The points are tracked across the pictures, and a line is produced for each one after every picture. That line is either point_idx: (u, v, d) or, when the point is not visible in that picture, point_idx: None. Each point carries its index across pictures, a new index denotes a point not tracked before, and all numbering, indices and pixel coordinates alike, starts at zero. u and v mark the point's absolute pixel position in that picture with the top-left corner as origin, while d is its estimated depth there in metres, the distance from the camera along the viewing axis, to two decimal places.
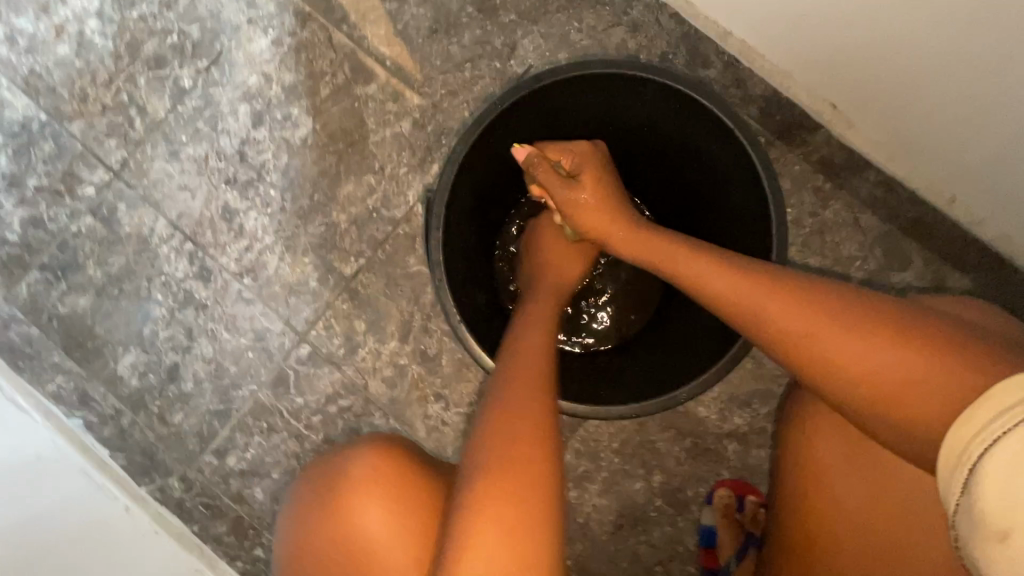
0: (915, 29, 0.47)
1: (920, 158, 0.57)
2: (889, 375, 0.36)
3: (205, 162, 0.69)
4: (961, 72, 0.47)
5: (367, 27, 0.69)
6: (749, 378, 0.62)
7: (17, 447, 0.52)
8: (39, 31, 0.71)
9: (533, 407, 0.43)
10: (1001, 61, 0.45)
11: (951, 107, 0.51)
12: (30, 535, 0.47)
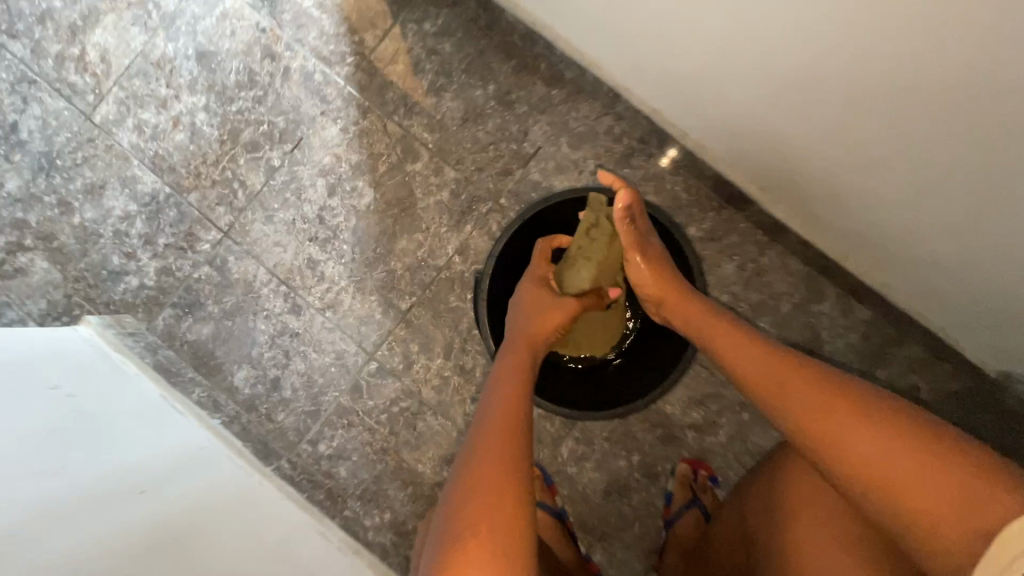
0: (892, 113, 0.56)
1: (847, 229, 0.75)
2: (907, 484, 0.42)
3: (293, 224, 0.91)
4: (925, 150, 0.57)
5: (413, 117, 0.90)
6: (704, 384, 0.84)
7: (185, 442, 0.76)
8: (161, 122, 0.93)
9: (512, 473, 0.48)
10: (970, 139, 0.53)
11: (912, 182, 0.61)
12: (213, 491, 0.70)
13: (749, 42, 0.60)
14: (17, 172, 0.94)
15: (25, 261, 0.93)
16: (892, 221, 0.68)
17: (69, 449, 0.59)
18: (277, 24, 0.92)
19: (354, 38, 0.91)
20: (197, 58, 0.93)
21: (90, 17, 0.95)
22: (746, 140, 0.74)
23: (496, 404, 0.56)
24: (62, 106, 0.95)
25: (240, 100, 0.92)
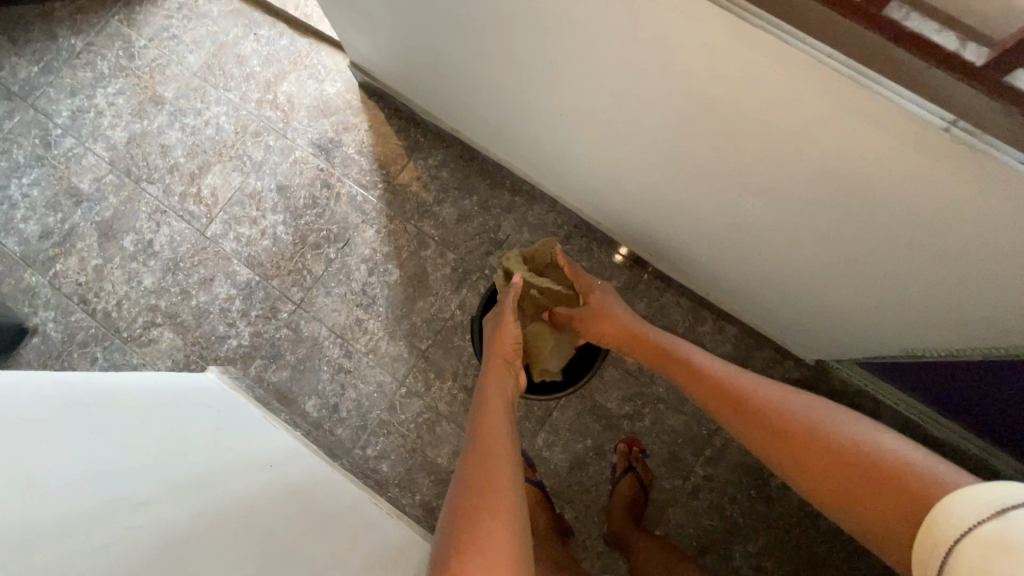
0: (778, 248, 0.82)
1: (767, 298, 1.03)
2: (882, 497, 0.55)
3: (345, 296, 1.33)
4: (801, 264, 0.83)
5: (424, 220, 1.35)
6: (631, 386, 1.24)
7: (279, 444, 1.10)
8: (253, 233, 1.37)
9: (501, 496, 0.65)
10: (823, 263, 0.78)
11: (808, 281, 0.86)
12: (303, 475, 1.04)
13: (676, 196, 0.89)
14: (151, 272, 1.37)
15: (156, 334, 1.34)
16: (719, 277, 1.10)
17: (225, 447, 0.95)
18: (331, 166, 1.39)
19: (383, 171, 1.38)
20: (277, 190, 1.39)
21: (205, 167, 1.41)
22: (633, 230, 1.18)
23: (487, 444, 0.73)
24: (184, 226, 1.39)
25: (307, 215, 1.37)
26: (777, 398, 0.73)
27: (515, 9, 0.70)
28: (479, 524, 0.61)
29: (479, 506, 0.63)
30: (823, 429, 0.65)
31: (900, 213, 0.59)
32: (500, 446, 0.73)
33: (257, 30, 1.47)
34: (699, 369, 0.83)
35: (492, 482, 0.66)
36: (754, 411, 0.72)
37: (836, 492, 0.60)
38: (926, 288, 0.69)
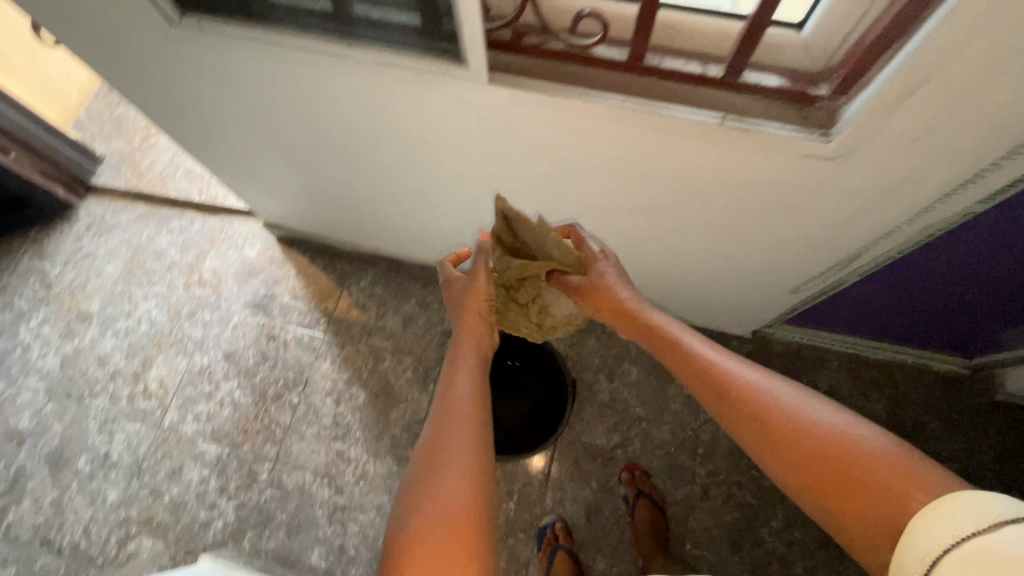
0: (668, 255, 0.97)
1: (683, 298, 1.17)
2: (876, 507, 0.53)
3: (319, 433, 1.34)
4: (690, 261, 0.97)
5: (373, 336, 1.42)
6: (611, 416, 1.31)
7: None
8: (211, 407, 1.38)
9: (462, 481, 0.61)
10: (705, 254, 0.93)
11: (704, 274, 1.01)
12: None
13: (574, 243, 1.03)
14: (115, 485, 1.32)
15: (134, 546, 1.27)
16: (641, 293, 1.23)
17: None
18: (271, 319, 1.45)
19: (321, 306, 1.46)
20: (225, 358, 1.42)
21: (147, 362, 1.43)
22: None
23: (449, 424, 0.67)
24: (139, 426, 1.37)
25: (261, 372, 1.40)
26: (766, 386, 0.67)
27: (394, 140, 0.86)
28: (436, 476, 0.61)
29: (434, 482, 0.60)
30: (814, 424, 0.61)
31: (731, 194, 0.74)
32: (461, 401, 0.70)
33: (168, 224, 1.57)
34: (684, 349, 0.75)
35: (448, 460, 0.62)
36: (744, 398, 0.66)
37: (827, 492, 0.57)
38: (784, 249, 0.85)
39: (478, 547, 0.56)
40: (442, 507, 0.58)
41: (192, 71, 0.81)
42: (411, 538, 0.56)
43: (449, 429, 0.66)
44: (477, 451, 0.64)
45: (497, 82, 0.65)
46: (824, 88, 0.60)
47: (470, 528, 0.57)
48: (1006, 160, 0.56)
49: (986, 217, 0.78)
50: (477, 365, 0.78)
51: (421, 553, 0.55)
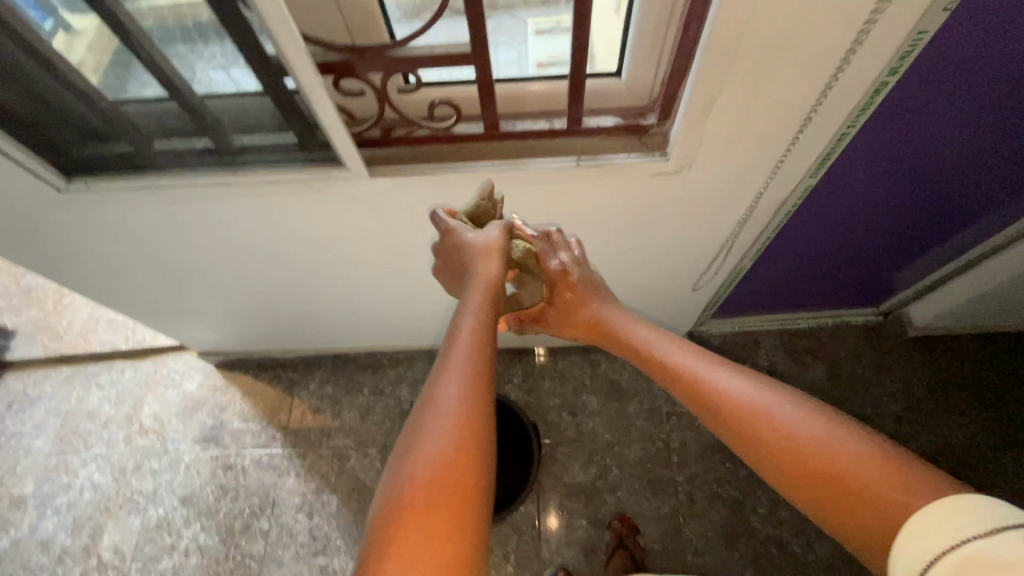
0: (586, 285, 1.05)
1: None
2: (879, 509, 0.47)
3: (298, 553, 1.27)
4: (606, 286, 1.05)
5: (334, 436, 1.40)
6: (583, 449, 1.33)
7: None
8: (176, 560, 1.29)
9: (460, 450, 0.48)
10: (616, 277, 1.02)
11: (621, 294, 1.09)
12: None
13: None
14: None
15: None
16: None
17: None
18: (224, 448, 1.40)
19: (274, 421, 1.43)
20: (182, 503, 1.35)
21: (96, 531, 1.33)
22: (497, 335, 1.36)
23: (452, 382, 0.53)
24: None
25: (224, 506, 1.33)
26: (749, 386, 0.59)
27: (304, 244, 0.90)
28: (429, 436, 0.49)
29: (428, 441, 0.49)
30: (818, 413, 0.54)
31: (611, 220, 0.83)
32: (462, 357, 0.55)
33: (96, 380, 1.51)
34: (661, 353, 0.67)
35: (449, 422, 0.50)
36: (726, 403, 0.58)
37: (833, 503, 0.49)
38: (678, 256, 0.94)
39: (474, 521, 0.46)
40: (434, 473, 0.47)
41: (90, 228, 0.84)
42: (397, 506, 0.46)
43: (446, 391, 0.52)
44: (478, 414, 0.51)
45: (379, 174, 0.72)
46: (650, 117, 0.72)
47: (466, 499, 0.47)
48: (800, 137, 0.67)
49: (826, 187, 0.89)
50: (486, 317, 0.61)
51: (402, 526, 0.45)
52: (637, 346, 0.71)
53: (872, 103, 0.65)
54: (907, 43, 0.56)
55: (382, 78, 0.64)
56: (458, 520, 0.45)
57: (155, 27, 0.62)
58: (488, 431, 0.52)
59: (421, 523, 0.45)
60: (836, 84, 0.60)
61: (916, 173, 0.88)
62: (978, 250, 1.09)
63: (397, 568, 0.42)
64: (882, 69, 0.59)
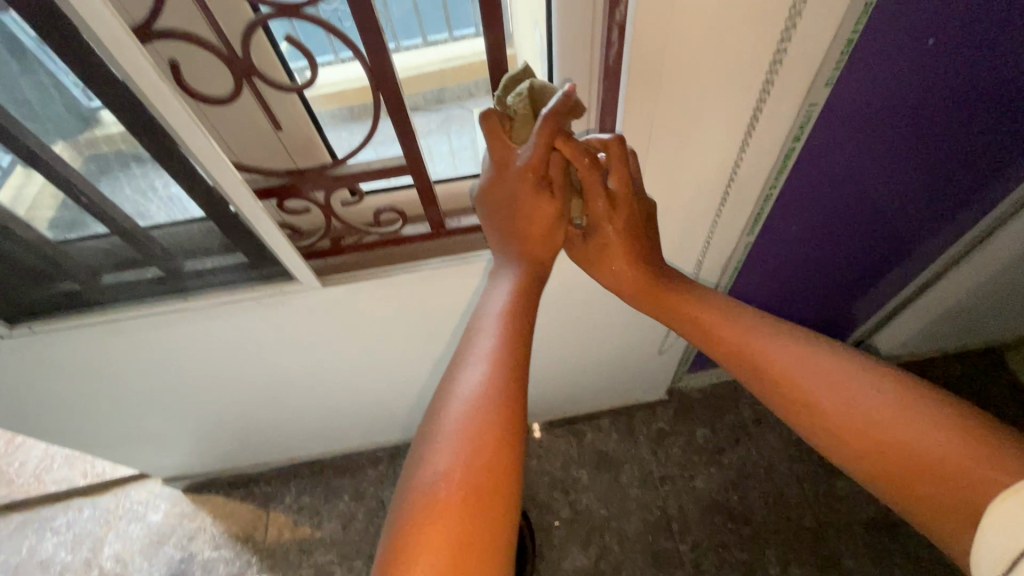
0: (555, 359, 1.05)
1: (590, 387, 1.23)
2: (957, 482, 0.47)
3: None
4: (575, 357, 1.06)
5: (315, 553, 1.30)
6: (578, 529, 1.26)
7: None
8: None
9: (491, 448, 0.48)
10: (583, 348, 1.02)
11: (591, 363, 1.09)
12: None
13: None
14: None
15: None
16: (555, 400, 1.28)
17: None
18: None
19: (249, 544, 1.33)
20: None
21: None
22: None
23: (481, 379, 0.51)
24: None
25: None
26: (810, 360, 0.57)
27: (263, 357, 0.89)
28: (456, 422, 0.49)
29: (458, 436, 0.48)
30: (879, 381, 0.54)
31: (566, 296, 0.85)
32: (492, 344, 0.54)
33: (52, 524, 1.40)
34: (715, 320, 0.63)
35: (482, 416, 0.49)
36: (790, 377, 0.57)
37: (902, 475, 0.50)
38: (639, 322, 0.96)
39: (502, 508, 0.46)
40: (459, 462, 0.47)
41: (32, 370, 0.81)
42: (422, 492, 0.46)
43: (473, 387, 0.51)
44: (507, 399, 0.50)
45: (331, 282, 0.74)
46: None
47: (495, 486, 0.46)
48: (724, 202, 0.71)
49: (760, 250, 0.90)
50: (522, 300, 0.58)
51: (435, 523, 0.44)
52: (680, 311, 0.65)
53: (785, 166, 0.70)
54: (802, 114, 0.62)
55: (325, 196, 0.66)
56: (494, 521, 0.45)
57: (88, 164, 0.63)
58: (519, 419, 0.50)
59: (455, 519, 0.44)
60: (749, 153, 0.64)
61: (842, 232, 0.89)
62: (910, 287, 1.11)
63: (422, 552, 0.43)
64: (786, 137, 0.64)
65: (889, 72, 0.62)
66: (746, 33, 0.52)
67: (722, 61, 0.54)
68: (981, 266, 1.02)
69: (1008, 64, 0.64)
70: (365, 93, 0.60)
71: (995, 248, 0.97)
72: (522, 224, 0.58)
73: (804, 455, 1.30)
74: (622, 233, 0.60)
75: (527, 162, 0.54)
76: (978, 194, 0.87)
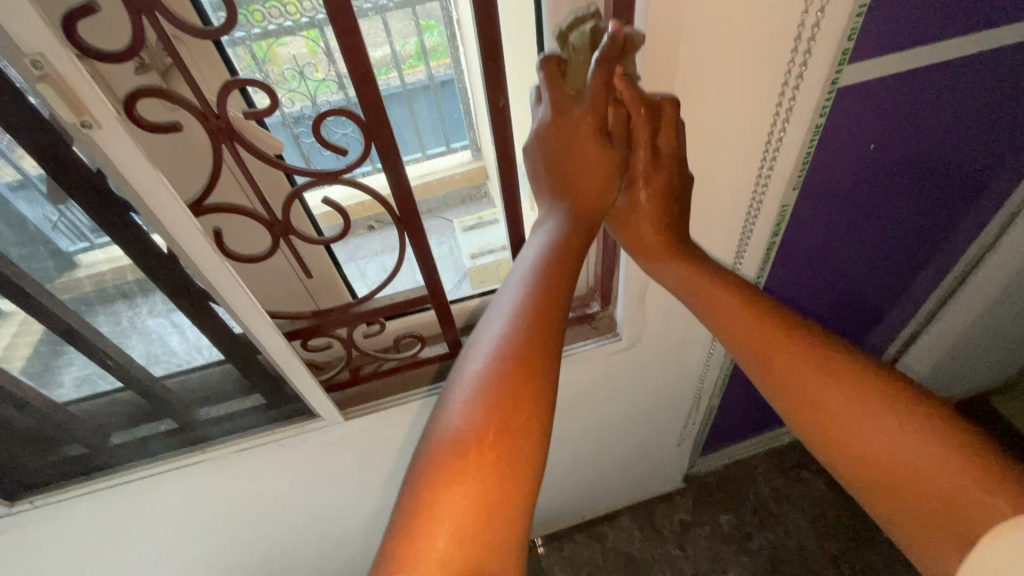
0: (573, 463, 1.03)
1: (608, 487, 1.19)
2: (965, 504, 0.42)
3: None
4: (593, 458, 1.04)
5: None
6: None
7: None
8: None
9: (518, 415, 0.41)
10: (600, 448, 1.01)
11: (608, 462, 1.08)
12: None
13: None
14: None
15: None
16: (573, 506, 1.23)
17: None
18: None
19: None
20: None
21: None
22: None
23: (511, 340, 0.43)
24: None
25: None
26: (855, 355, 0.50)
27: (274, 503, 0.84)
28: (480, 379, 0.42)
29: (479, 395, 0.41)
30: (917, 391, 0.47)
31: (582, 400, 0.85)
32: (519, 295, 0.46)
33: None
34: (730, 302, 0.54)
35: (509, 379, 0.41)
36: (833, 364, 0.49)
37: (909, 488, 0.44)
38: (653, 415, 0.96)
39: (525, 472, 0.40)
40: (476, 420, 0.40)
41: (18, 564, 0.73)
42: (432, 452, 0.40)
43: (498, 346, 0.43)
44: (535, 359, 0.43)
45: (352, 415, 0.73)
46: (593, 305, 0.79)
47: (520, 448, 0.40)
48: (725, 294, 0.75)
49: None
50: (556, 248, 0.48)
51: (446, 482, 0.38)
52: (700, 293, 0.55)
53: (769, 258, 0.74)
54: (777, 215, 0.67)
55: (347, 332, 0.68)
56: (514, 495, 0.39)
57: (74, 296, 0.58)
58: (546, 394, 0.42)
59: (472, 489, 0.38)
60: (748, 244, 0.69)
61: (817, 300, 0.87)
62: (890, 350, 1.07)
63: (432, 516, 0.37)
64: (766, 233, 0.69)
65: (840, 159, 0.65)
66: (724, 148, 0.57)
67: (710, 171, 0.58)
68: (949, 325, 1.01)
69: (944, 135, 0.67)
70: (377, 210, 0.65)
71: (960, 305, 0.97)
72: (573, 177, 0.50)
73: (831, 530, 1.27)
74: (656, 195, 0.53)
75: (589, 103, 0.47)
76: (936, 257, 0.88)
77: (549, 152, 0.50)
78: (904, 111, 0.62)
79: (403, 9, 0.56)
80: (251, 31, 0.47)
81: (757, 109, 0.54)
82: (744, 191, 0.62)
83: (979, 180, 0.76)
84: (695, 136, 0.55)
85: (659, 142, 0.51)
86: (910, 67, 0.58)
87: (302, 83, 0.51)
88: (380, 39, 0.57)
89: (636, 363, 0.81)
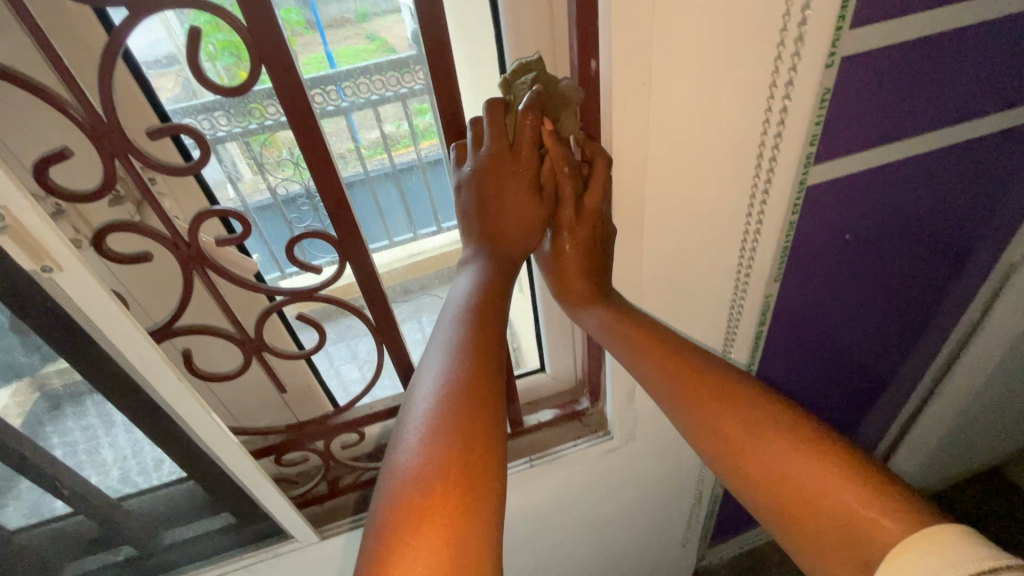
0: (571, 568, 0.95)
1: None
2: (861, 527, 0.38)
3: None
4: (593, 562, 0.97)
5: None
6: None
7: None
8: None
9: (479, 459, 0.36)
10: (599, 551, 0.94)
11: (610, 565, 1.00)
12: None
13: None
14: None
15: None
16: None
17: None
18: None
19: None
20: None
21: None
22: None
23: (458, 376, 0.39)
24: None
25: None
26: (746, 380, 0.47)
27: None
28: (433, 422, 0.37)
29: (435, 439, 0.36)
30: (800, 412, 0.44)
31: (575, 501, 0.80)
32: (457, 324, 0.42)
33: None
34: (633, 333, 0.50)
35: (462, 419, 0.37)
36: (729, 392, 0.46)
37: (810, 515, 0.40)
38: (653, 513, 0.91)
39: (493, 525, 0.34)
40: (433, 462, 0.35)
41: None
42: (384, 509, 0.33)
43: (445, 385, 0.38)
44: (486, 390, 0.39)
45: (327, 533, 0.67)
46: (582, 402, 0.77)
47: (487, 499, 0.35)
48: None
49: None
50: (494, 280, 0.46)
51: (409, 548, 0.32)
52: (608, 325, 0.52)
53: (759, 345, 0.73)
54: (762, 306, 0.67)
55: (324, 444, 0.65)
56: (485, 557, 0.33)
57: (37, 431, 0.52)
58: (499, 431, 0.38)
59: (440, 551, 0.32)
60: (736, 332, 0.68)
61: (812, 381, 0.85)
62: (899, 422, 1.04)
63: None
64: (753, 323, 0.68)
65: (819, 250, 0.65)
66: (700, 245, 0.57)
67: (688, 263, 0.59)
68: (952, 401, 0.97)
69: (918, 218, 0.68)
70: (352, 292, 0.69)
71: (959, 382, 0.94)
72: (501, 224, 0.47)
73: None
74: (581, 249, 0.51)
75: (522, 155, 0.46)
76: (928, 330, 0.86)
77: (482, 202, 0.47)
78: (874, 202, 0.64)
79: (393, 102, 0.58)
80: (248, 125, 0.48)
81: (728, 207, 0.55)
82: (724, 284, 0.62)
83: (959, 256, 0.76)
84: (669, 234, 0.56)
85: (582, 196, 0.49)
86: (874, 164, 0.60)
87: (298, 168, 0.52)
88: (373, 123, 0.61)
89: (630, 460, 0.78)
